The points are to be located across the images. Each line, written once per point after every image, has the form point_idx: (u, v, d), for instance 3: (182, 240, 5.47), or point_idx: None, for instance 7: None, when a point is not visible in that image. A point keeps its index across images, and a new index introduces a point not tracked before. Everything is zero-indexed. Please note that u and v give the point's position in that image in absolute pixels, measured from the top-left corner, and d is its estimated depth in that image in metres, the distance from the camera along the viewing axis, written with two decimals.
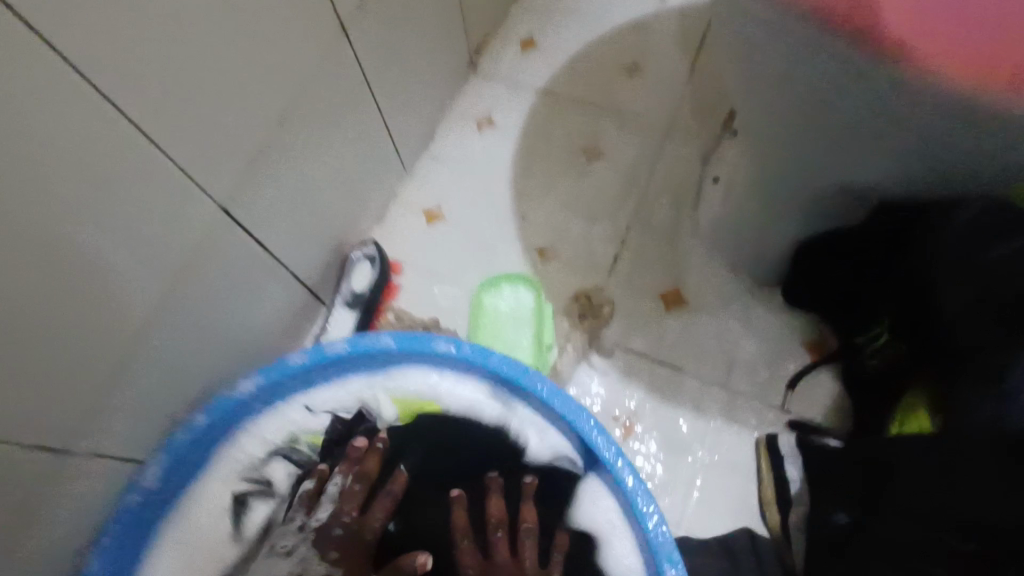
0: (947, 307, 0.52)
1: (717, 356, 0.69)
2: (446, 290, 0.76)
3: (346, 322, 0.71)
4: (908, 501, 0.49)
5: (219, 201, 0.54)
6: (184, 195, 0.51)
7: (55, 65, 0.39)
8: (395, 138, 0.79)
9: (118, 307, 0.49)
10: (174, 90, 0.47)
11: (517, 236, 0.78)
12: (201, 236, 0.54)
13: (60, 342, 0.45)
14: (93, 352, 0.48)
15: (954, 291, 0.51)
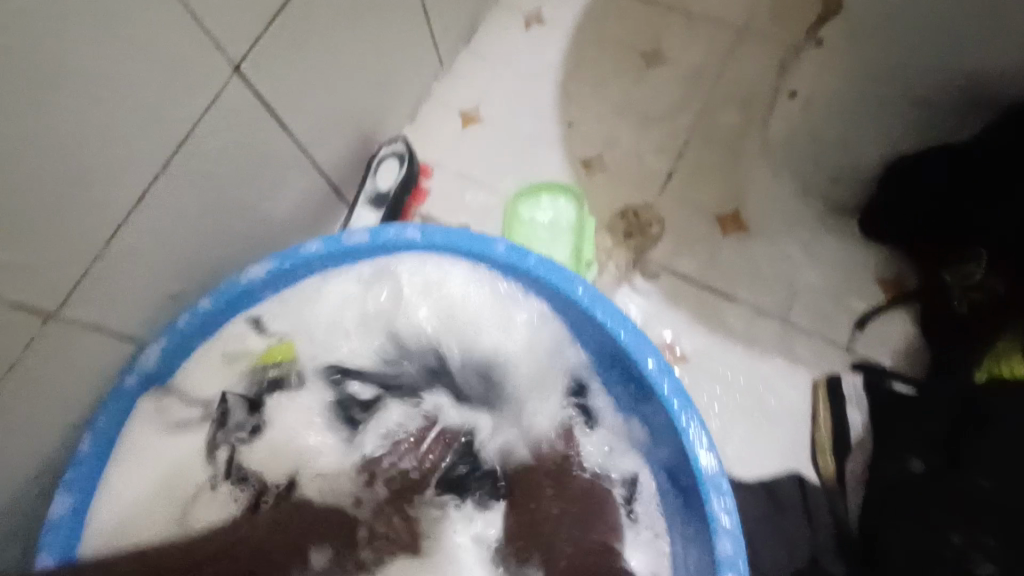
0: None
1: (777, 287, 0.62)
2: (477, 198, 0.70)
3: (367, 220, 0.65)
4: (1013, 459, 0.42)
5: (239, 63, 0.48)
6: (198, 46, 0.44)
7: None
8: (434, 26, 0.70)
9: (119, 172, 0.43)
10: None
11: (560, 143, 0.70)
12: (215, 102, 0.48)
13: (58, 202, 0.40)
14: (89, 208, 0.43)
15: None
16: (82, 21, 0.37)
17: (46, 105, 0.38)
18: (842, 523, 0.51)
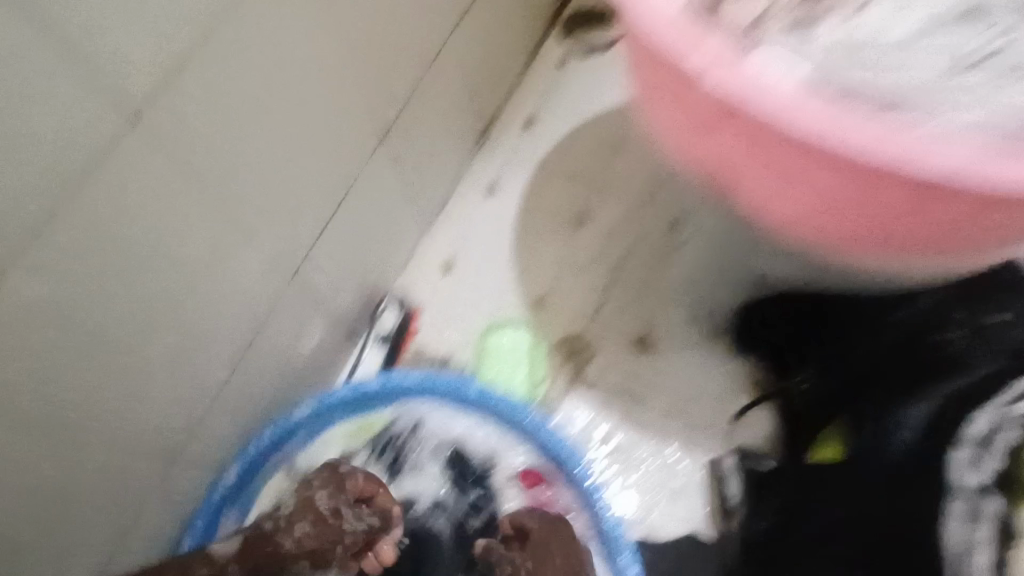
0: (864, 352, 0.72)
1: (678, 393, 0.84)
2: (456, 330, 0.93)
3: (376, 357, 0.92)
4: (834, 503, 0.65)
5: (270, 264, 0.71)
6: (244, 256, 0.67)
7: (182, 187, 0.57)
8: (416, 204, 0.95)
9: (196, 348, 0.67)
10: (258, 182, 0.65)
11: (515, 287, 0.95)
12: (255, 293, 0.71)
13: (159, 371, 0.64)
14: (177, 373, 0.66)
15: (870, 344, 0.72)
16: (185, 269, 0.61)
17: (161, 316, 0.61)
18: (729, 566, 0.71)
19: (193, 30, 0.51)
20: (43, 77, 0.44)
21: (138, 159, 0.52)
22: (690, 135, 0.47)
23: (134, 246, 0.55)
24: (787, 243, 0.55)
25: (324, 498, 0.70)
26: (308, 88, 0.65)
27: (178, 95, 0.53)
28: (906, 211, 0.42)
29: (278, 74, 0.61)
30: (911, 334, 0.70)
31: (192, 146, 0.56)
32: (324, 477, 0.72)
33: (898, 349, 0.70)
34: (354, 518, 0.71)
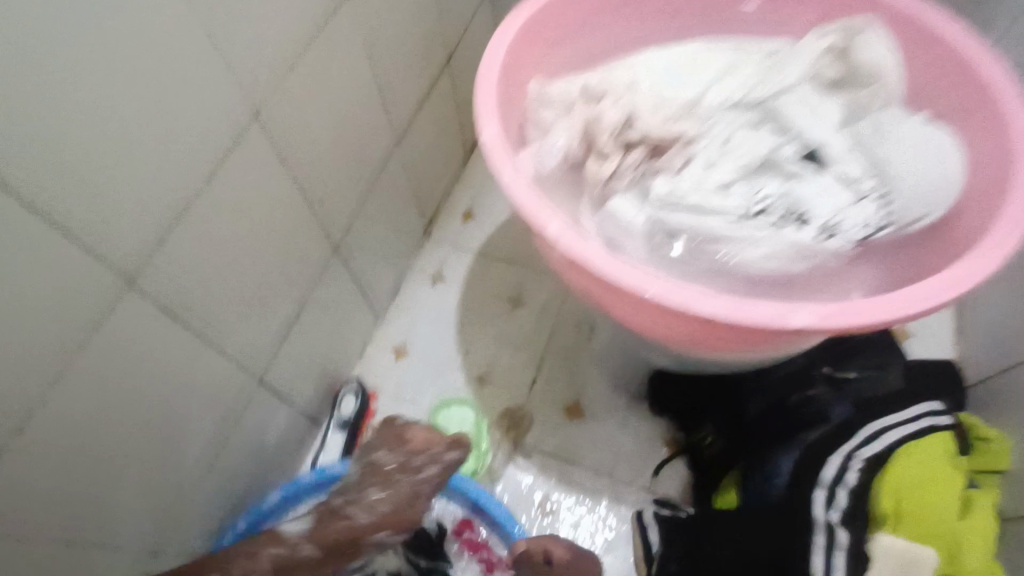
0: (750, 412, 0.85)
1: (605, 453, 0.97)
2: (409, 409, 1.06)
3: (337, 440, 1.02)
4: (726, 546, 0.77)
5: (241, 371, 0.83)
6: (219, 369, 0.79)
7: (168, 326, 0.68)
8: (370, 298, 1.08)
9: (178, 453, 0.77)
10: (232, 307, 0.77)
11: (460, 366, 1.08)
12: (228, 398, 0.82)
13: (146, 478, 0.74)
14: (161, 477, 0.76)
15: (753, 404, 0.85)
16: (171, 390, 0.72)
17: (151, 433, 0.72)
18: None
19: (175, 204, 0.63)
20: (71, 266, 0.55)
21: (136, 312, 0.64)
22: (567, 268, 0.57)
23: (130, 380, 0.66)
24: (669, 347, 0.65)
25: (386, 455, 0.77)
26: (271, 226, 0.79)
27: (167, 256, 0.65)
28: (727, 335, 0.51)
29: (244, 221, 0.74)
30: (784, 395, 0.84)
31: (177, 293, 0.68)
32: (383, 437, 0.80)
33: (776, 408, 0.84)
34: (423, 465, 0.76)
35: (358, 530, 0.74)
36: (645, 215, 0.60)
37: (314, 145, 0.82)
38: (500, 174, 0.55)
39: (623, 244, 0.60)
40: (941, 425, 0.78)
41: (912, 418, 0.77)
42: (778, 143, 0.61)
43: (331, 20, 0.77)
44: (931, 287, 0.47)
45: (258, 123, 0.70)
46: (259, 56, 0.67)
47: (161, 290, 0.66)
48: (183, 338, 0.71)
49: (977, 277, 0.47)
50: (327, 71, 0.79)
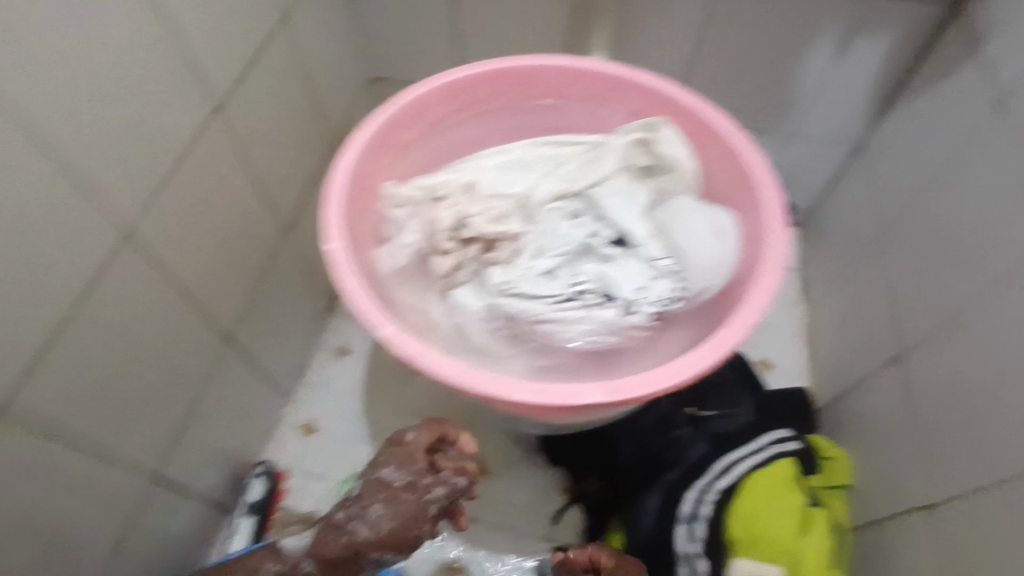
0: (624, 460, 0.95)
1: (504, 507, 1.04)
2: (319, 484, 1.10)
3: (247, 526, 1.02)
4: None
5: (139, 472, 0.85)
6: (115, 476, 0.81)
7: (53, 447, 0.70)
8: (274, 380, 1.13)
9: (73, 566, 0.78)
10: (123, 415, 0.80)
11: (366, 437, 1.14)
12: (127, 501, 0.84)
13: None
14: None
15: (625, 452, 0.95)
16: (61, 507, 0.74)
17: (41, 553, 0.73)
18: None
19: (53, 332, 0.67)
20: None
21: (15, 442, 0.65)
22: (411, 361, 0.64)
23: (16, 507, 0.68)
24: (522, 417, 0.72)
25: (394, 472, 0.75)
26: (158, 332, 0.83)
27: (47, 382, 0.68)
28: (543, 411, 0.58)
29: (126, 333, 0.77)
30: (651, 441, 0.93)
31: (59, 415, 0.70)
32: (394, 453, 0.78)
33: (644, 454, 0.93)
34: (431, 486, 0.75)
35: (358, 545, 0.74)
36: (484, 304, 0.67)
37: (195, 251, 0.87)
38: (342, 284, 0.61)
39: (467, 331, 0.68)
40: (787, 451, 0.88)
41: (760, 448, 0.87)
42: (595, 230, 0.71)
43: (198, 138, 0.83)
44: (701, 356, 0.56)
45: (129, 243, 0.75)
46: (128, 184, 0.73)
47: (42, 415, 0.68)
48: (71, 455, 0.73)
49: (730, 345, 0.56)
50: (203, 183, 0.86)
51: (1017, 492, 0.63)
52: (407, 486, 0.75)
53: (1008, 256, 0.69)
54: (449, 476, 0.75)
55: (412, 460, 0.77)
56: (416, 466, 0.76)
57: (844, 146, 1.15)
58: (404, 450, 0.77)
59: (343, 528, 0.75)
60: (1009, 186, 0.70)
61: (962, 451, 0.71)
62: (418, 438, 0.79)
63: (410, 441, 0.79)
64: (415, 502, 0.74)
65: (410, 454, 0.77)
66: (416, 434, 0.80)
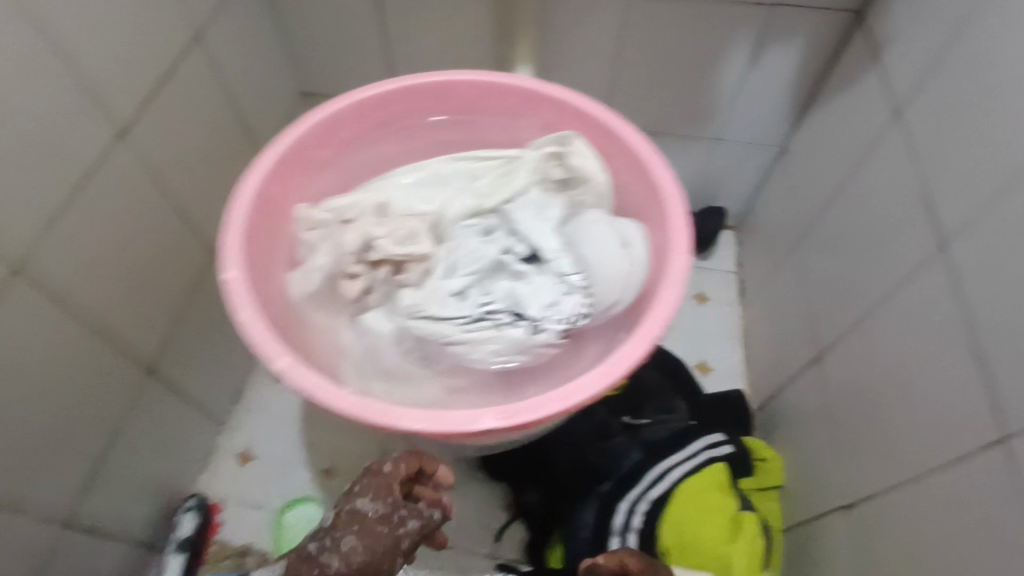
0: (561, 472, 0.94)
1: (446, 526, 1.02)
2: (255, 513, 1.07)
3: (176, 564, 0.98)
4: None
5: (51, 515, 0.81)
6: (21, 522, 0.76)
7: None
8: (206, 408, 1.10)
9: None
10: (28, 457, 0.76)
11: (306, 461, 1.11)
12: (38, 546, 0.80)
13: None
14: None
15: (562, 464, 0.94)
16: None
17: None
18: None
19: None
20: None
21: None
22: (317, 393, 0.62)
23: None
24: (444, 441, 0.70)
25: (370, 503, 0.73)
26: (66, 368, 0.79)
27: None
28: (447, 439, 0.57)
29: (27, 370, 0.73)
30: (587, 451, 0.93)
31: None
32: (369, 482, 0.75)
33: (580, 466, 0.92)
34: (406, 518, 0.74)
35: None
36: (394, 328, 0.66)
37: (107, 279, 0.84)
38: (237, 314, 0.59)
39: (379, 355, 0.67)
40: (717, 456, 0.88)
41: (691, 454, 0.87)
42: (507, 246, 0.70)
43: (101, 165, 0.80)
44: (599, 373, 0.55)
45: (21, 279, 0.70)
46: (19, 213, 0.69)
47: None
48: None
49: (629, 361, 0.56)
50: (112, 208, 0.83)
51: (923, 488, 0.64)
52: (383, 518, 0.73)
53: (908, 258, 0.71)
54: (422, 508, 0.75)
55: (388, 490, 0.75)
56: (392, 497, 0.74)
57: (772, 150, 1.18)
58: (379, 479, 0.75)
59: (314, 559, 0.71)
60: (907, 190, 0.73)
61: (878, 450, 0.73)
62: (395, 469, 0.77)
63: (386, 472, 0.77)
64: (391, 536, 0.72)
65: (386, 484, 0.75)
66: (393, 465, 0.77)
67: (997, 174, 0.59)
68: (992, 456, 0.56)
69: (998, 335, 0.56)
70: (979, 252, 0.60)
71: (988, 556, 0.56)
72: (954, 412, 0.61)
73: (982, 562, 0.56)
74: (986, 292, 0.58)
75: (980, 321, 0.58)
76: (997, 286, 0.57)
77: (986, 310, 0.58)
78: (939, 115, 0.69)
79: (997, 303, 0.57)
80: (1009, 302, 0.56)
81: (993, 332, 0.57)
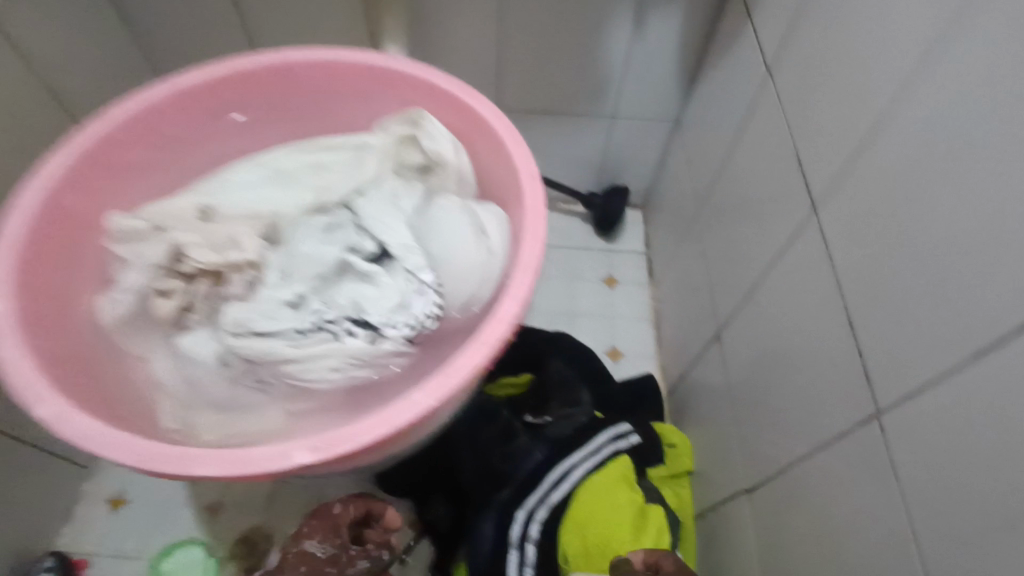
0: (464, 481, 0.87)
1: None
2: (132, 564, 0.95)
3: None
4: None
5: None
6: None
7: None
8: (65, 452, 0.95)
9: None
10: None
11: (189, 499, 0.99)
12: None
13: None
14: None
15: (465, 473, 0.87)
16: None
17: None
18: None
19: None
20: None
21: None
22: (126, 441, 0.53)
23: None
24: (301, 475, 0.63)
25: (318, 544, 0.79)
26: None
27: None
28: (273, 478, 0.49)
29: None
30: (490, 458, 0.86)
31: None
32: (320, 524, 0.81)
33: (481, 473, 0.85)
34: (354, 555, 0.80)
35: None
36: (218, 349, 0.57)
37: None
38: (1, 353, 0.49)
39: (203, 382, 0.57)
40: (622, 447, 0.83)
41: (594, 449, 0.81)
42: (352, 243, 0.62)
43: None
44: (436, 384, 0.48)
45: None
46: None
47: None
48: None
49: (472, 366, 0.49)
50: None
51: (809, 467, 0.61)
52: (332, 553, 0.79)
53: (786, 226, 0.67)
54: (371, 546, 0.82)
55: (336, 532, 0.80)
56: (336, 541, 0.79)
57: (668, 123, 1.14)
58: (325, 523, 0.80)
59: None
60: (783, 154, 0.69)
61: (769, 429, 0.70)
62: (343, 511, 0.81)
63: (335, 514, 0.82)
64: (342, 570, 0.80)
65: (333, 527, 0.81)
66: (342, 506, 0.82)
67: (859, 128, 0.55)
68: (867, 432, 0.52)
69: (866, 301, 0.52)
70: (845, 214, 0.56)
71: (869, 537, 0.52)
72: (830, 385, 0.58)
73: (865, 543, 0.53)
74: (854, 257, 0.55)
75: (850, 288, 0.55)
76: (862, 250, 0.53)
77: (854, 276, 0.54)
78: (806, 72, 0.64)
79: (863, 268, 0.53)
80: (872, 267, 0.52)
81: (861, 299, 0.53)
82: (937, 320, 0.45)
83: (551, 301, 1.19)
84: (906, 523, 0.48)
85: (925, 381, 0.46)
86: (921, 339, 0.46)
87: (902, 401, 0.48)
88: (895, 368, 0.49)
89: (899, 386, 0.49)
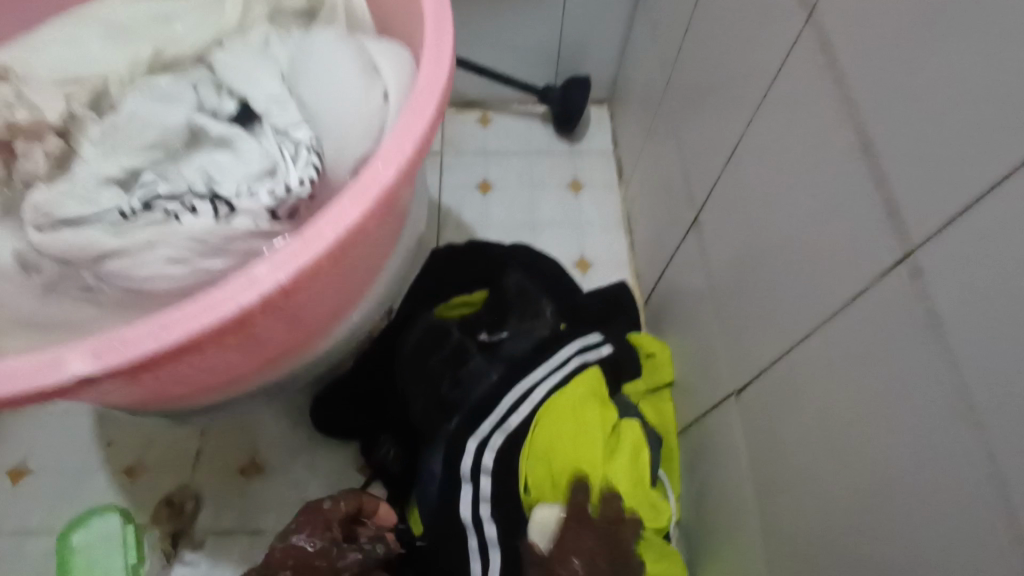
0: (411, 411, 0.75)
1: (289, 508, 0.82)
2: (40, 543, 0.81)
3: None
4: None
5: None
6: None
7: None
8: None
9: None
10: None
11: (102, 463, 0.84)
12: None
13: None
14: None
15: (411, 401, 0.74)
16: None
17: None
18: None
19: None
20: None
21: None
22: None
23: None
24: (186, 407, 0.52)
25: (305, 540, 0.62)
26: None
27: None
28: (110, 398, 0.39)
29: None
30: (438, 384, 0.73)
31: None
32: (308, 519, 0.64)
33: (429, 401, 0.72)
34: (346, 553, 0.63)
35: None
36: (16, 247, 0.43)
37: None
38: None
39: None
40: (591, 360, 0.71)
41: (560, 363, 0.70)
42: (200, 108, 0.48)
43: None
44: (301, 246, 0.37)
45: None
46: None
47: None
48: None
49: (347, 219, 0.37)
50: None
51: (818, 350, 0.48)
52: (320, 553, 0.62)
53: (775, 52, 0.52)
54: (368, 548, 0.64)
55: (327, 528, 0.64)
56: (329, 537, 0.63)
57: None
58: (315, 517, 0.64)
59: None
60: None
61: (763, 316, 0.57)
62: (338, 505, 0.65)
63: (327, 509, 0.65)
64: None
65: (325, 523, 0.64)
66: (335, 501, 0.65)
67: None
68: (892, 284, 0.40)
69: (895, 109, 0.38)
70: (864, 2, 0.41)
71: (902, 422, 0.40)
72: (843, 239, 0.44)
73: (890, 427, 0.41)
74: (880, 55, 0.40)
75: (869, 100, 0.41)
76: (887, 42, 0.39)
77: (875, 81, 0.40)
78: None
79: (889, 66, 0.39)
80: (904, 57, 0.38)
81: (887, 109, 0.39)
82: (1006, 97, 0.31)
83: (509, 213, 1.04)
84: (952, 390, 0.35)
85: (987, 189, 0.33)
86: (979, 133, 0.33)
87: (949, 227, 0.35)
88: (949, 186, 0.35)
89: (943, 209, 0.35)
